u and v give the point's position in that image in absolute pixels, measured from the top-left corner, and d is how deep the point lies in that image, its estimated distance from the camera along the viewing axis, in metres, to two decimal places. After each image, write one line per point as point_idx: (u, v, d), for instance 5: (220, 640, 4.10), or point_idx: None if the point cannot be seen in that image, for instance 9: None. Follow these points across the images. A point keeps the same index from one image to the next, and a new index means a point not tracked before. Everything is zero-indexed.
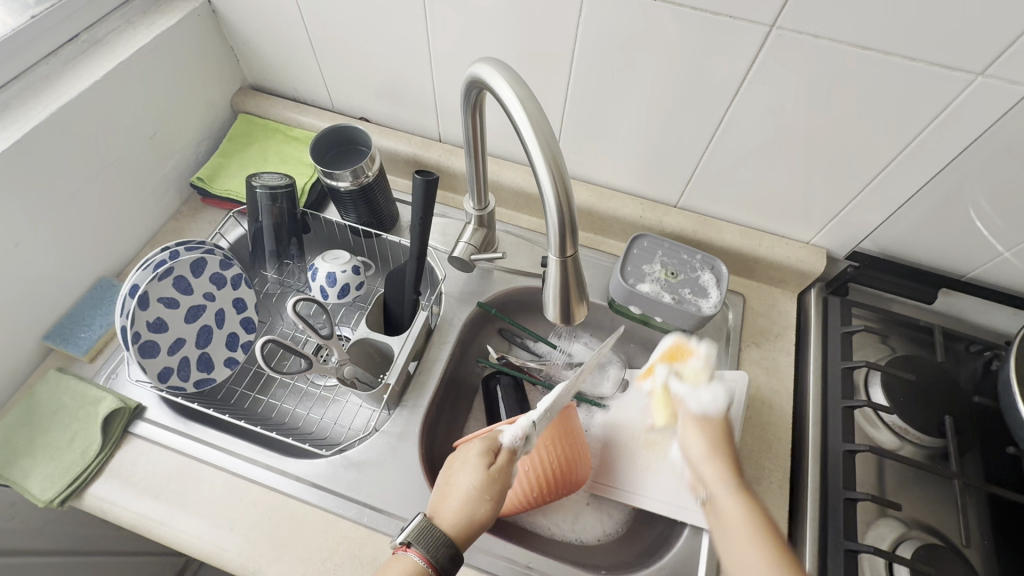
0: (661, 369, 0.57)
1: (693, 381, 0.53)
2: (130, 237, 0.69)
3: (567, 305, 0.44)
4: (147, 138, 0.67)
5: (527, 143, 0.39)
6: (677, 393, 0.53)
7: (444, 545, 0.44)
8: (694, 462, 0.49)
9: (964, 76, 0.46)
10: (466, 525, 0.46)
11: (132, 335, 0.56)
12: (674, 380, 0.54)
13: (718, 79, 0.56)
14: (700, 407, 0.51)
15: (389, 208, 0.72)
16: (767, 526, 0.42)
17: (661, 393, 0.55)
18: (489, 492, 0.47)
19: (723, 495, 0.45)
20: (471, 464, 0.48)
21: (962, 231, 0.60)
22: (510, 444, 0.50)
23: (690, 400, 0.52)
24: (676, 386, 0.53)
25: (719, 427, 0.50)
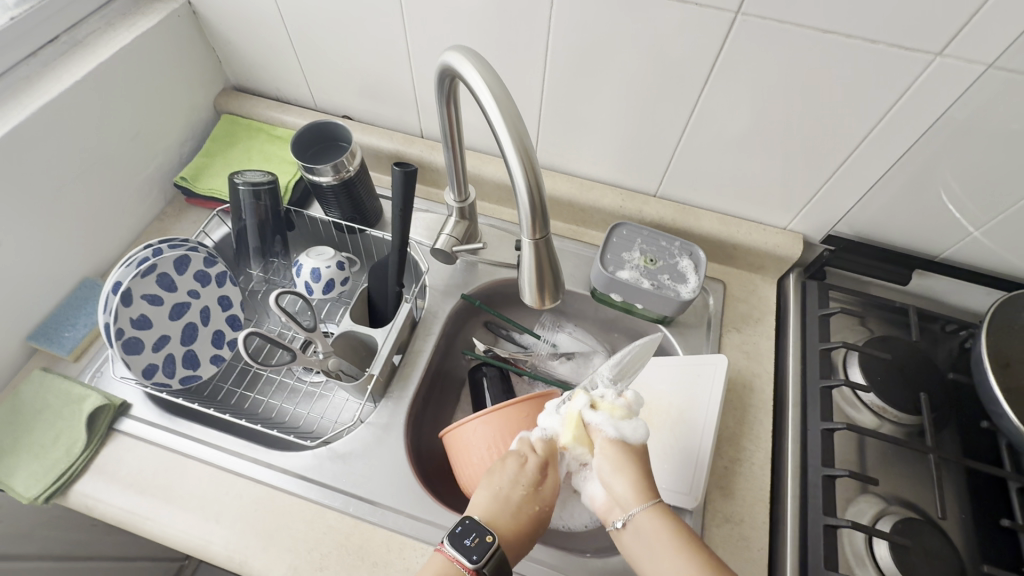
0: (582, 394, 0.54)
1: (611, 413, 0.53)
2: (114, 238, 0.69)
3: (541, 288, 0.45)
4: (129, 139, 0.68)
5: (496, 128, 0.40)
6: (596, 424, 0.53)
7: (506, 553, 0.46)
8: (611, 491, 0.51)
9: (924, 57, 0.48)
10: (522, 531, 0.49)
11: (115, 332, 0.57)
12: (590, 412, 0.53)
13: (689, 66, 0.57)
14: (618, 434, 0.52)
15: (372, 203, 0.72)
16: (684, 534, 0.47)
17: (575, 420, 0.53)
18: (542, 501, 0.51)
19: (642, 515, 0.48)
20: (520, 471, 0.51)
21: (932, 211, 0.61)
22: (557, 453, 0.54)
23: (608, 428, 0.52)
24: (596, 418, 0.53)
25: (631, 452, 0.52)
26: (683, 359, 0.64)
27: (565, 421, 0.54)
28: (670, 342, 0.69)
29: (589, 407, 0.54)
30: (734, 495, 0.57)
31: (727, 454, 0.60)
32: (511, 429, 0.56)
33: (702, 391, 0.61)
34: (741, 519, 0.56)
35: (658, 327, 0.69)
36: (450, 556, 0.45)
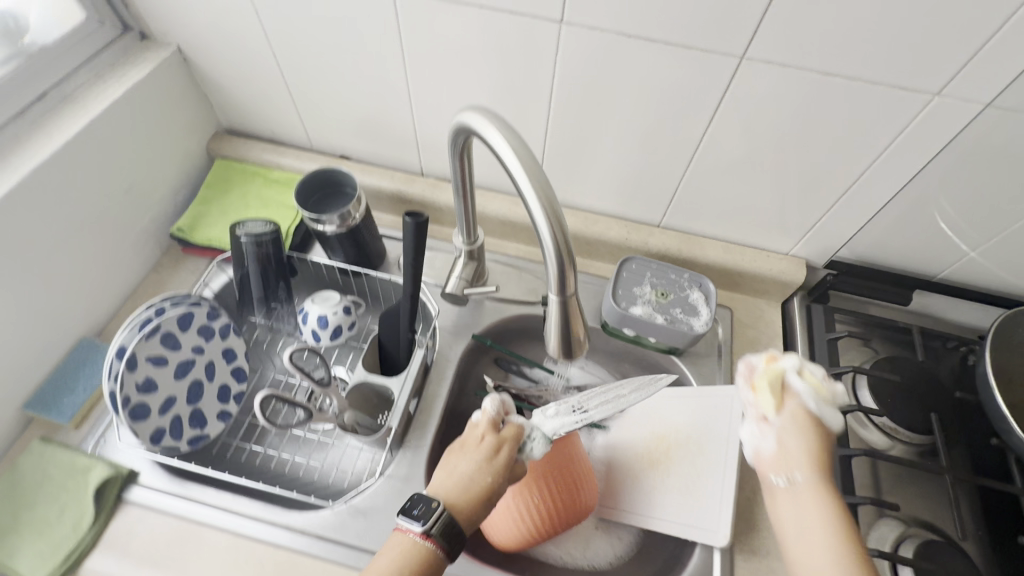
0: (790, 358, 0.49)
1: (816, 388, 0.48)
2: (110, 294, 0.67)
3: (567, 340, 0.44)
4: (122, 192, 0.65)
5: (521, 188, 0.39)
6: (792, 388, 0.48)
7: (450, 535, 0.44)
8: (786, 452, 0.46)
9: (923, 96, 0.49)
10: (469, 514, 0.46)
11: (121, 399, 0.55)
12: (795, 376, 0.48)
13: (693, 106, 0.58)
14: (817, 408, 0.47)
15: (377, 245, 0.72)
16: (848, 519, 0.43)
17: (772, 374, 0.49)
18: (494, 485, 0.47)
19: (808, 489, 0.44)
20: (473, 450, 0.49)
21: (931, 236, 0.63)
22: (518, 436, 0.50)
23: (806, 398, 0.47)
24: (795, 382, 0.48)
25: (813, 430, 0.47)
26: (697, 391, 0.67)
27: (762, 373, 0.49)
28: (683, 373, 0.69)
29: (795, 371, 0.48)
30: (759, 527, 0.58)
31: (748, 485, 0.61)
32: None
33: (721, 425, 0.64)
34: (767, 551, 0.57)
35: (670, 359, 0.70)
36: (398, 531, 0.45)
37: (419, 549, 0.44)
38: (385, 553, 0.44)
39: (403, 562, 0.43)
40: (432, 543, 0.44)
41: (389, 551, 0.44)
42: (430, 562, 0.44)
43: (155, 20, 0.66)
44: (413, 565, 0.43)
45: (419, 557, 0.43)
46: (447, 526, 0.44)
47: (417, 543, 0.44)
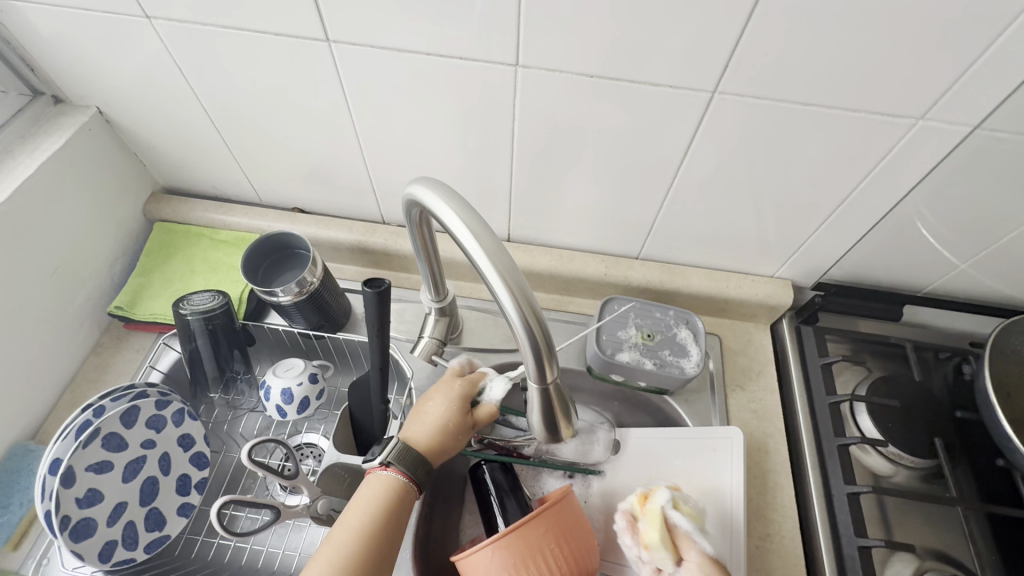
0: (660, 493, 0.53)
1: (691, 517, 0.52)
2: (45, 387, 0.60)
3: (554, 425, 0.40)
4: (47, 277, 0.59)
5: (485, 274, 0.35)
6: (678, 526, 0.51)
7: (414, 467, 0.49)
8: None
9: (906, 121, 0.47)
10: (434, 440, 0.51)
11: (59, 521, 0.49)
12: (673, 512, 0.52)
13: (665, 141, 0.54)
14: (708, 545, 0.50)
15: (341, 305, 0.66)
16: None
17: (660, 518, 0.51)
18: (457, 416, 0.52)
19: None
20: (443, 394, 0.53)
21: (919, 253, 0.60)
22: (478, 382, 0.54)
23: (692, 532, 0.51)
24: (680, 519, 0.51)
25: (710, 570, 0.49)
26: (691, 432, 0.63)
27: (648, 522, 0.52)
28: (676, 412, 0.66)
29: (671, 505, 0.52)
30: None
31: (756, 532, 0.57)
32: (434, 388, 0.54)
33: (720, 467, 0.60)
34: None
35: (661, 397, 0.66)
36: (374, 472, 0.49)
37: (392, 483, 0.48)
38: (360, 501, 0.46)
39: (377, 499, 0.46)
40: (397, 481, 0.48)
41: (365, 495, 0.47)
42: (403, 495, 0.47)
43: (69, 83, 0.59)
44: (386, 497, 0.47)
45: (394, 488, 0.47)
46: (409, 465, 0.48)
47: (392, 477, 0.48)
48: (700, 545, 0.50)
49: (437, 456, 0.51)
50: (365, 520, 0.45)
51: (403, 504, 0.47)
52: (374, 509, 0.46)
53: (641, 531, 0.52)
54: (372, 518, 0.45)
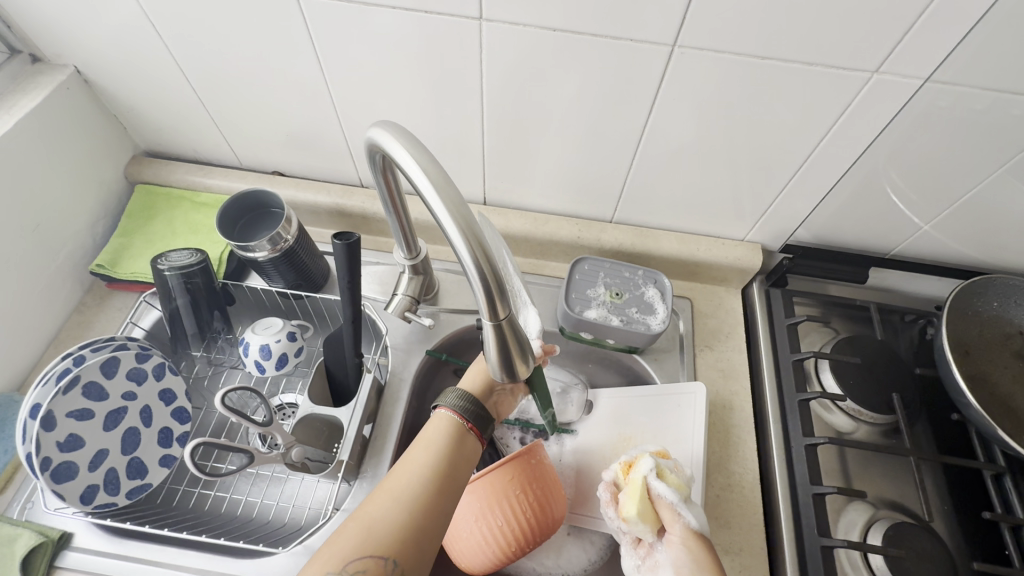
0: (644, 462, 0.53)
1: (676, 487, 0.52)
2: (28, 342, 0.62)
3: (512, 361, 0.41)
4: (28, 233, 0.60)
5: (436, 212, 0.36)
6: (659, 496, 0.51)
7: (470, 405, 0.48)
8: None
9: (861, 75, 0.48)
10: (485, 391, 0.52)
11: (40, 462, 0.50)
12: (656, 482, 0.52)
13: (630, 99, 0.55)
14: (695, 521, 0.50)
15: (319, 265, 0.68)
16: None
17: (639, 490, 0.52)
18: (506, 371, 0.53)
19: None
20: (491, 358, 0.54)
21: (882, 213, 0.62)
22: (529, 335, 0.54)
23: (673, 503, 0.51)
24: (661, 490, 0.51)
25: (693, 544, 0.49)
26: (659, 389, 0.65)
27: (629, 492, 0.52)
28: (646, 371, 0.67)
29: (654, 475, 0.52)
30: (731, 524, 0.56)
31: (718, 483, 0.59)
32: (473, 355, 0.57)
33: (684, 421, 0.61)
34: (739, 549, 0.55)
35: (632, 357, 0.68)
36: (433, 413, 0.49)
37: (450, 424, 0.47)
38: (419, 445, 0.46)
39: (435, 444, 0.45)
40: (456, 418, 0.47)
41: (424, 439, 0.46)
42: (461, 437, 0.47)
43: (45, 41, 0.60)
44: (443, 437, 0.46)
45: (451, 431, 0.47)
46: (466, 400, 0.48)
47: (449, 418, 0.47)
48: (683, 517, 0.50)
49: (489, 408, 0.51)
50: (422, 466, 0.44)
51: (460, 450, 0.46)
52: (432, 453, 0.45)
53: (624, 502, 0.52)
54: (430, 463, 0.44)
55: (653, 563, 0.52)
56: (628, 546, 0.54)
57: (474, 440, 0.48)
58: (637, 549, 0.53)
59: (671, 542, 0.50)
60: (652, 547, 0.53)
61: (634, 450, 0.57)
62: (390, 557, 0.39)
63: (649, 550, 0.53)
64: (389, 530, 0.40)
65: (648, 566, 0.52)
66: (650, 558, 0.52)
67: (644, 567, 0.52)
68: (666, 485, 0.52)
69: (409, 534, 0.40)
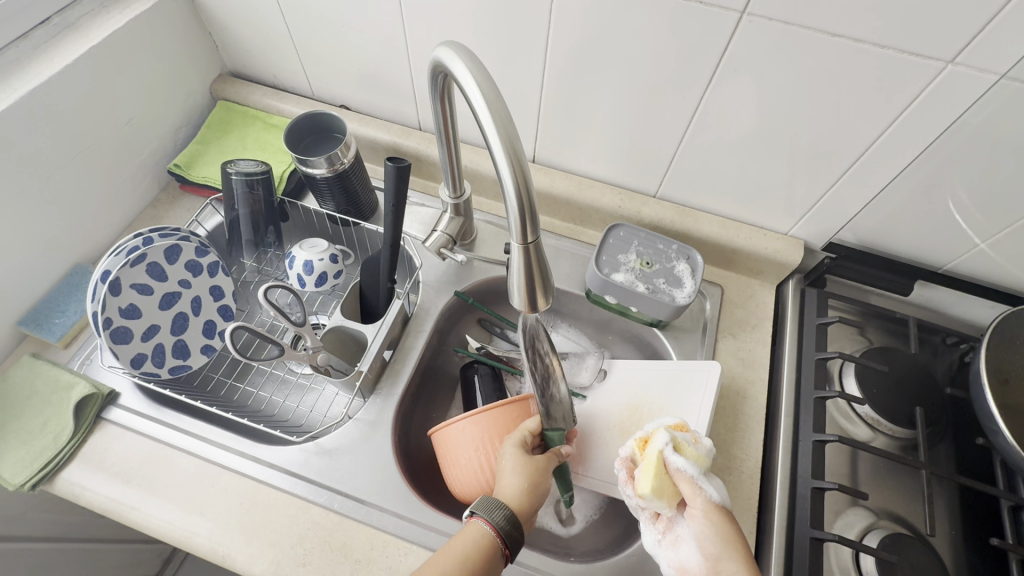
0: (661, 436, 0.52)
1: (695, 460, 0.51)
2: (108, 223, 0.69)
3: (532, 296, 0.42)
4: (121, 124, 0.67)
5: (484, 126, 0.37)
6: (678, 470, 0.50)
7: (510, 528, 0.48)
8: (714, 560, 0.48)
9: (934, 64, 0.47)
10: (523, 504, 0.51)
11: (103, 321, 0.56)
12: (674, 457, 0.51)
13: (691, 67, 0.55)
14: (717, 494, 0.50)
15: (368, 196, 0.72)
16: None
17: (657, 465, 0.50)
18: (543, 479, 0.52)
19: None
20: (527, 463, 0.52)
21: (936, 222, 0.60)
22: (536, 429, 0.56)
23: (692, 475, 0.50)
24: (680, 464, 0.50)
25: (718, 523, 0.49)
26: (676, 364, 0.65)
27: (647, 468, 0.51)
28: (664, 347, 0.68)
29: (672, 449, 0.51)
30: None
31: (718, 463, 0.59)
32: (501, 432, 0.55)
33: (692, 398, 0.61)
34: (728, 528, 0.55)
35: (652, 331, 0.69)
36: (469, 520, 0.49)
37: (486, 541, 0.47)
38: (450, 553, 0.46)
39: (465, 556, 0.46)
40: (494, 540, 0.47)
41: (454, 548, 0.47)
42: (494, 557, 0.47)
43: None
44: (476, 554, 0.46)
45: (484, 547, 0.47)
46: (507, 523, 0.48)
47: (484, 533, 0.48)
48: (705, 495, 0.50)
49: (524, 522, 0.51)
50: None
51: (491, 566, 0.46)
52: (463, 568, 0.45)
53: (640, 479, 0.51)
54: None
55: (674, 537, 0.51)
56: (647, 521, 0.53)
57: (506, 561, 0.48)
58: (656, 524, 0.52)
59: (693, 517, 0.50)
60: (672, 521, 0.52)
61: (649, 425, 0.56)
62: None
63: (668, 524, 0.52)
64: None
65: (669, 541, 0.51)
66: (671, 533, 0.51)
67: (664, 541, 0.51)
68: (687, 460, 0.51)
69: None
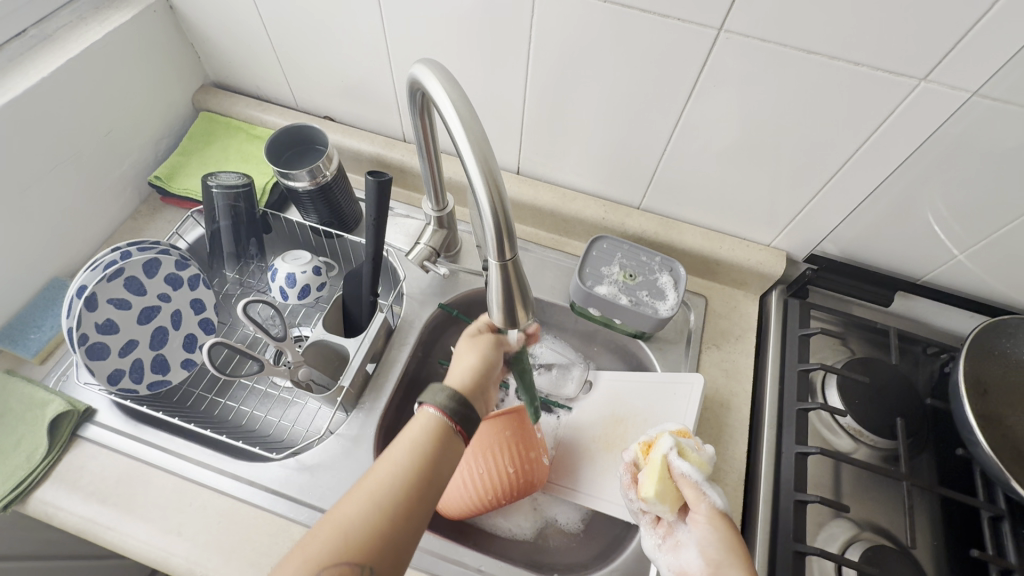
0: (665, 440, 0.52)
1: (699, 466, 0.51)
2: (86, 235, 0.68)
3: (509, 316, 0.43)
4: (100, 136, 0.66)
5: (459, 144, 0.37)
6: (682, 475, 0.50)
7: (458, 407, 0.46)
8: (715, 564, 0.47)
9: (908, 81, 0.47)
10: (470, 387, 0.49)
11: (79, 337, 0.55)
12: (677, 460, 0.51)
13: (670, 81, 0.56)
14: (723, 503, 0.50)
15: (352, 208, 0.71)
16: None
17: (661, 469, 0.51)
18: (489, 363, 0.51)
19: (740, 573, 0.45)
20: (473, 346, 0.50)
21: (914, 234, 0.61)
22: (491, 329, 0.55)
23: (695, 479, 0.50)
24: (684, 469, 0.50)
25: (722, 528, 0.48)
26: (660, 376, 0.64)
27: (652, 470, 0.51)
28: (648, 358, 0.68)
29: (676, 453, 0.51)
30: None
31: None
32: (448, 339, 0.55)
33: (676, 409, 0.61)
34: None
35: (636, 342, 0.69)
36: (416, 410, 0.46)
37: (434, 424, 0.44)
38: (399, 445, 0.43)
39: (414, 444, 0.43)
40: (443, 421, 0.44)
41: (402, 440, 0.44)
42: (445, 440, 0.44)
43: None
44: (428, 440, 0.43)
45: (436, 432, 0.44)
46: (453, 403, 0.45)
47: (432, 418, 0.45)
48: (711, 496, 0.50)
49: (476, 405, 0.48)
50: (400, 469, 0.42)
51: (444, 449, 0.44)
52: (414, 455, 0.43)
53: (644, 481, 0.52)
54: (410, 464, 0.42)
55: (674, 541, 0.51)
56: (647, 525, 0.53)
57: (462, 445, 0.45)
58: (656, 529, 0.53)
59: (696, 522, 0.49)
60: (672, 526, 0.52)
61: (653, 430, 0.56)
62: (365, 566, 0.38)
63: (669, 529, 0.52)
64: (364, 536, 0.39)
65: (668, 545, 0.51)
66: (671, 537, 0.51)
67: (665, 545, 0.51)
68: (690, 459, 0.51)
69: (385, 540, 0.39)
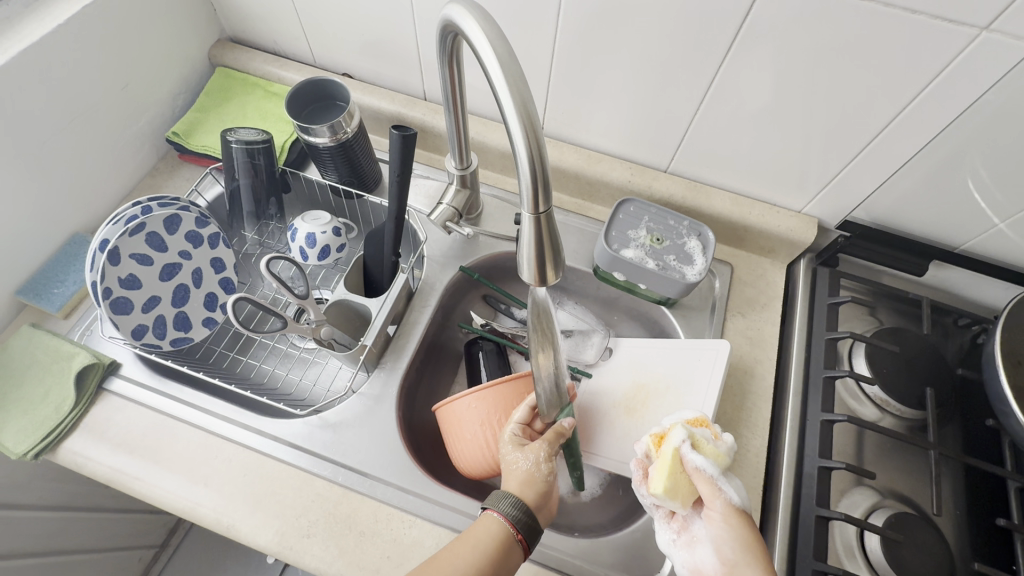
0: (678, 433, 0.50)
1: (714, 459, 0.49)
2: (106, 191, 0.68)
3: (554, 400, 0.49)
4: (117, 89, 0.65)
5: (497, 90, 0.35)
6: (697, 469, 0.49)
7: (524, 518, 0.47)
8: (731, 566, 0.46)
9: (967, 31, 0.44)
10: (533, 491, 0.50)
11: (103, 291, 0.55)
12: (690, 455, 0.49)
13: (710, 33, 0.53)
14: (741, 500, 0.48)
15: (372, 167, 0.70)
16: None
17: (672, 464, 0.49)
18: (548, 466, 0.51)
19: None
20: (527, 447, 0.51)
21: (955, 201, 0.58)
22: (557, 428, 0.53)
23: (708, 472, 0.49)
24: (699, 463, 0.49)
25: (743, 533, 0.47)
26: (684, 343, 0.63)
27: (661, 466, 0.49)
28: (671, 324, 0.67)
29: (690, 447, 0.49)
30: None
31: None
32: (504, 407, 0.55)
33: (701, 375, 0.60)
34: None
35: (660, 309, 0.68)
36: (482, 515, 0.48)
37: (500, 531, 0.46)
38: (467, 541, 0.46)
39: (481, 542, 0.45)
40: (508, 531, 0.46)
41: (471, 539, 0.46)
42: (510, 548, 0.46)
43: None
44: (493, 547, 0.45)
45: (501, 538, 0.46)
46: (518, 512, 0.47)
47: (499, 524, 0.47)
48: (729, 502, 0.48)
49: (539, 514, 0.50)
50: (470, 569, 0.44)
51: (508, 553, 0.45)
52: (482, 557, 0.44)
53: (652, 477, 0.50)
54: (480, 567, 0.44)
55: (689, 537, 0.50)
56: (661, 520, 0.52)
57: (525, 554, 0.47)
58: (670, 523, 0.51)
59: (712, 519, 0.48)
60: (687, 521, 0.51)
61: (666, 420, 0.54)
62: None
63: (683, 524, 0.51)
64: None
65: (684, 542, 0.50)
66: (687, 533, 0.50)
67: (680, 541, 0.50)
68: (704, 453, 0.49)
69: None
